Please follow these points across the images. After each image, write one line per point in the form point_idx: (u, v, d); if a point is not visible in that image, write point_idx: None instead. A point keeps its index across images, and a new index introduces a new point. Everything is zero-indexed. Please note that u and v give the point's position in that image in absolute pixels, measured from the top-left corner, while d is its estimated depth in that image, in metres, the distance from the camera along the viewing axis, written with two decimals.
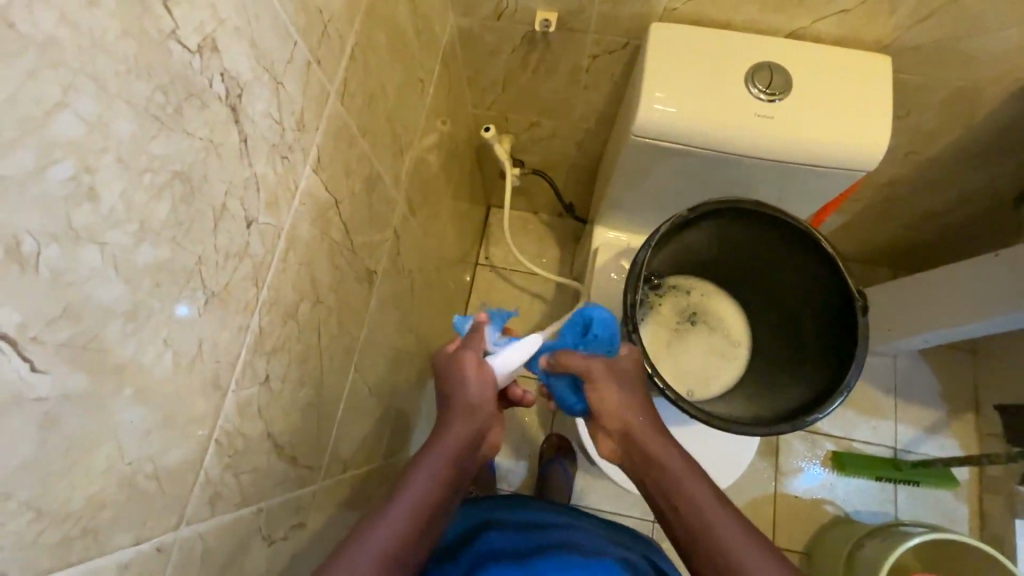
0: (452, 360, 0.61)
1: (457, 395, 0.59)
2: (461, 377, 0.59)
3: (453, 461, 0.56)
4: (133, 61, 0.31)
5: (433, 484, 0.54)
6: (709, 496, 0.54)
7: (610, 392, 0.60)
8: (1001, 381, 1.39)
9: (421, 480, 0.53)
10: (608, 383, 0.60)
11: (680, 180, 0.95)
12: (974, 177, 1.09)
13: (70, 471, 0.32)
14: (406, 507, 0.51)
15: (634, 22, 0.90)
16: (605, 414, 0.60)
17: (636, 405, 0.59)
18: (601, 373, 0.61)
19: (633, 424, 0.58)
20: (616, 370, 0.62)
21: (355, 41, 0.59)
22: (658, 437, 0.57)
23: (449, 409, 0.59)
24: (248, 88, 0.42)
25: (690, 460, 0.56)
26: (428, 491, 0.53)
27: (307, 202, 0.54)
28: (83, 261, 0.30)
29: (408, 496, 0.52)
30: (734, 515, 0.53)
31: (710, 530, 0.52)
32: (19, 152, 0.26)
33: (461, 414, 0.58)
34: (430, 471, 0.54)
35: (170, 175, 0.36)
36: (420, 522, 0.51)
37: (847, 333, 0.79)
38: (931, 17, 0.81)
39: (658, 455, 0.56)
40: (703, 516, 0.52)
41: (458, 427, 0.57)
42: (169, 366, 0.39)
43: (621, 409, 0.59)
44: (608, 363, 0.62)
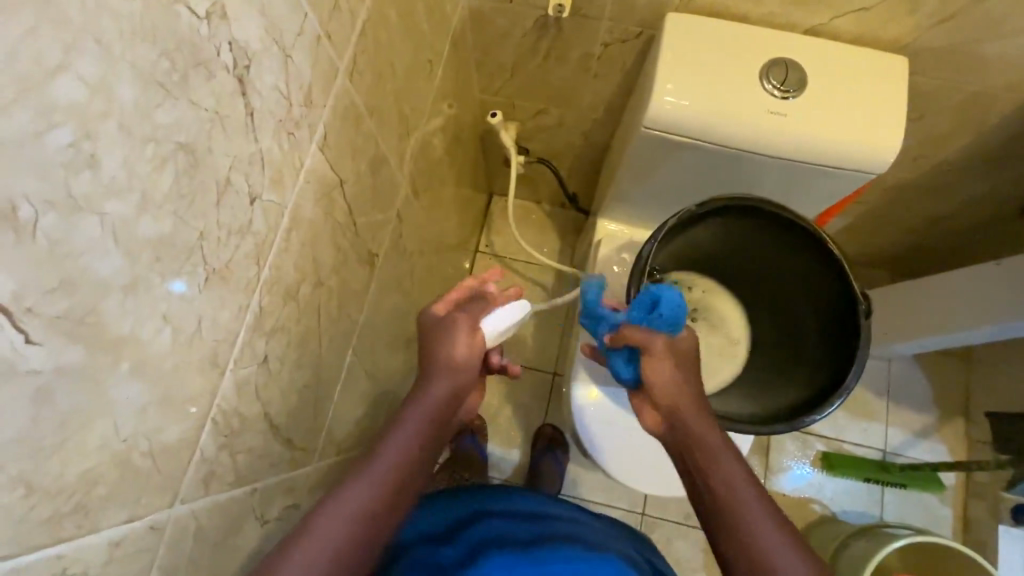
0: (443, 320, 0.61)
1: (443, 354, 0.58)
2: (446, 336, 0.59)
3: (433, 420, 0.55)
4: (138, 23, 0.30)
5: (411, 443, 0.53)
6: (744, 479, 0.53)
7: (664, 371, 0.59)
8: (993, 389, 1.40)
9: (399, 437, 0.53)
10: (666, 361, 0.60)
11: (687, 175, 0.94)
12: (981, 183, 1.09)
13: (64, 447, 0.31)
14: (388, 464, 0.50)
15: (649, 11, 0.89)
16: (656, 392, 0.60)
17: (689, 387, 0.59)
18: (661, 351, 0.60)
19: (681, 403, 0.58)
20: (677, 350, 0.61)
21: (366, 16, 0.58)
22: (703, 417, 0.57)
23: (434, 366, 0.58)
24: (256, 59, 0.41)
25: (729, 444, 0.55)
26: (408, 448, 0.52)
27: (312, 180, 0.53)
28: (81, 230, 0.29)
29: (391, 454, 0.51)
30: (764, 503, 0.51)
31: (736, 507, 0.51)
32: (17, 114, 0.25)
33: (442, 372, 0.57)
34: (413, 429, 0.54)
35: (174, 146, 0.34)
36: (400, 481, 0.50)
37: (849, 336, 0.79)
38: (951, 18, 0.80)
39: (698, 432, 0.56)
40: (735, 496, 0.51)
41: (438, 386, 0.56)
42: (167, 343, 0.38)
43: (673, 390, 0.59)
44: (668, 343, 0.61)
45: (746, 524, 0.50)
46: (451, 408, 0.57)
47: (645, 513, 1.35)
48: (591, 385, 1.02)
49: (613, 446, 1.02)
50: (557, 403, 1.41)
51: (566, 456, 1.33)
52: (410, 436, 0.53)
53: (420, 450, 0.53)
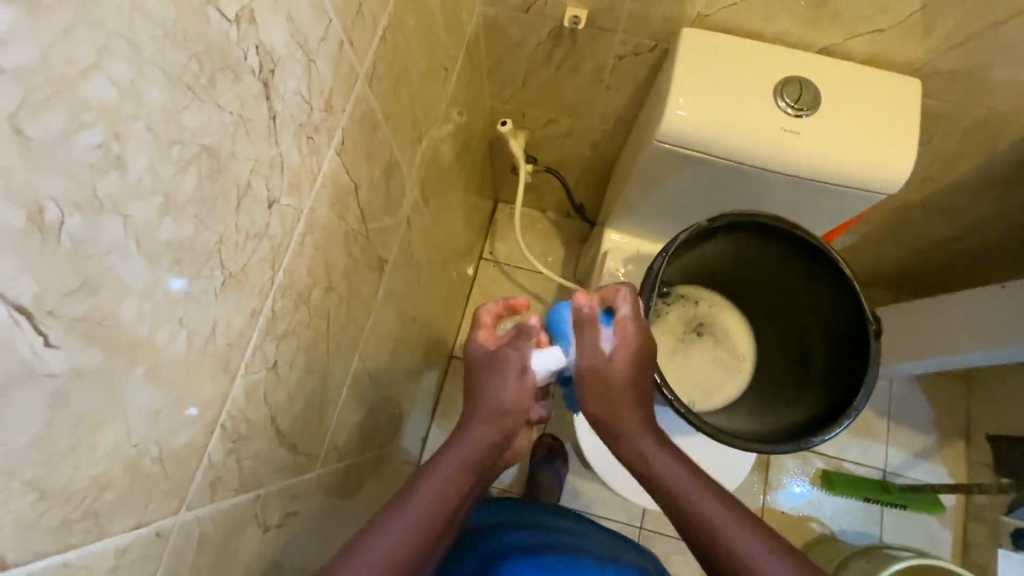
0: (493, 355, 0.57)
1: (491, 397, 0.55)
2: (498, 378, 0.55)
3: (472, 466, 0.53)
4: (170, 26, 0.30)
5: (446, 494, 0.50)
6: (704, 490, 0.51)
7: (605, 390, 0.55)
8: (995, 412, 1.39)
9: (435, 482, 0.51)
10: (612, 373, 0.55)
11: (696, 189, 0.94)
12: (988, 206, 1.09)
13: (75, 453, 0.31)
14: (419, 510, 0.49)
15: (664, 26, 0.89)
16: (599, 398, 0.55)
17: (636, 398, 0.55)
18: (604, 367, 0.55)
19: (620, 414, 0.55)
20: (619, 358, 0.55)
21: (387, 23, 0.58)
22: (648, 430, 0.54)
23: (479, 409, 0.55)
24: (281, 63, 0.41)
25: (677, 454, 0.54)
26: (442, 497, 0.50)
27: (328, 185, 0.53)
28: (106, 233, 0.29)
29: (423, 500, 0.49)
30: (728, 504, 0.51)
31: (695, 517, 0.50)
32: (47, 114, 0.24)
33: (486, 417, 0.54)
34: (448, 474, 0.51)
35: (198, 149, 0.34)
36: (431, 532, 0.48)
37: (858, 356, 0.78)
38: (965, 44, 0.80)
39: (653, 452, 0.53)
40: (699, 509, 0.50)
41: (481, 431, 0.54)
42: (182, 347, 0.37)
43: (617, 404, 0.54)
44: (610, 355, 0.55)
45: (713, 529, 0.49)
46: (492, 456, 0.54)
47: (643, 527, 1.34)
48: None
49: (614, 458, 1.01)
50: (557, 413, 1.40)
51: (565, 466, 1.33)
52: (449, 480, 0.51)
53: (457, 497, 0.51)
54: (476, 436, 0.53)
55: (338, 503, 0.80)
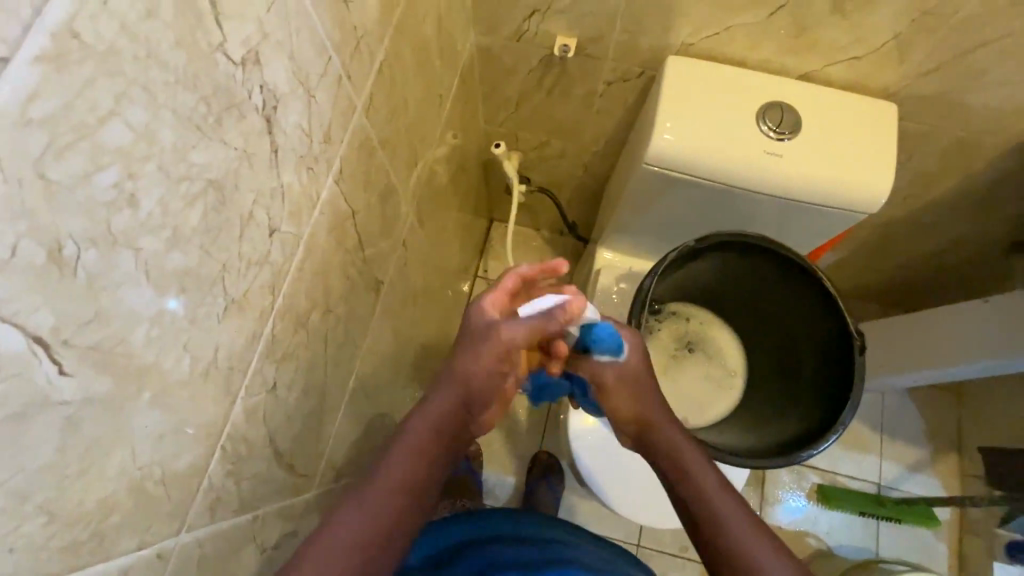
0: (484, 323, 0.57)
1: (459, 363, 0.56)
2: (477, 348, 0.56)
3: (435, 436, 0.54)
4: (182, 72, 0.32)
5: (411, 464, 0.52)
6: (715, 481, 0.55)
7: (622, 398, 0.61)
8: (986, 424, 1.41)
9: (400, 454, 0.52)
10: (620, 387, 0.61)
11: (685, 209, 0.97)
12: (969, 223, 1.12)
13: (83, 476, 0.32)
14: (384, 481, 0.51)
15: (650, 54, 0.93)
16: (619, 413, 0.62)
17: (649, 404, 0.61)
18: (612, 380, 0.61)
19: (644, 412, 0.61)
20: (629, 374, 0.61)
21: (383, 56, 0.60)
22: (668, 426, 0.60)
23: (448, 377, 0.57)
24: (283, 100, 0.43)
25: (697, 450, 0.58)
26: (405, 467, 0.52)
27: (326, 212, 0.55)
28: (118, 265, 0.30)
29: (387, 472, 0.51)
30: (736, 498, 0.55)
31: (708, 511, 0.54)
32: (70, 158, 0.26)
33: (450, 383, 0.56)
34: (411, 446, 0.53)
35: (205, 184, 0.36)
36: (395, 502, 0.50)
37: (844, 370, 0.80)
38: (937, 70, 0.84)
39: (669, 440, 0.59)
40: (709, 499, 0.54)
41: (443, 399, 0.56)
42: (186, 371, 0.39)
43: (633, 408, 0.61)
44: (619, 369, 0.61)
45: (717, 517, 0.53)
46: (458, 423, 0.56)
47: (639, 544, 1.34)
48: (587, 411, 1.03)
49: (609, 475, 1.02)
50: (552, 429, 1.40)
51: (561, 483, 1.33)
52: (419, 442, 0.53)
53: (422, 468, 0.52)
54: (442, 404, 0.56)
55: None
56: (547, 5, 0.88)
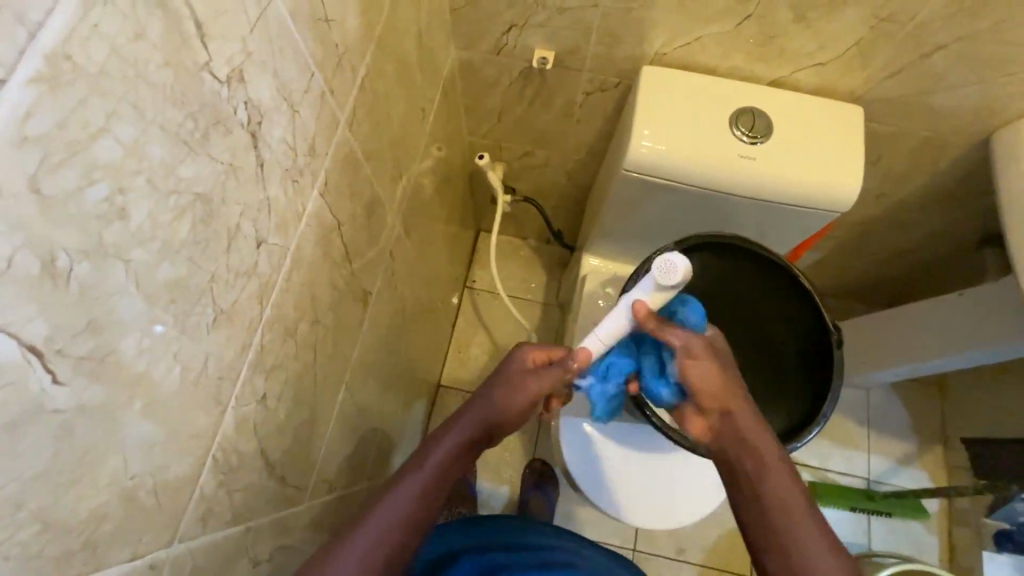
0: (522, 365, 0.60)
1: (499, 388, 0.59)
2: (511, 388, 0.58)
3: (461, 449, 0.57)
4: (170, 90, 0.33)
5: (437, 477, 0.55)
6: (802, 508, 0.49)
7: (710, 373, 0.51)
8: (968, 416, 1.44)
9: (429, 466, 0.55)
10: (709, 359, 0.52)
11: (666, 214, 0.99)
12: (940, 220, 1.16)
13: (77, 485, 0.32)
14: (411, 489, 0.53)
15: (626, 64, 0.95)
16: (700, 394, 0.51)
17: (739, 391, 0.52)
18: (703, 348, 0.53)
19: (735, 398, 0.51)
20: (717, 349, 0.53)
21: (365, 72, 0.62)
22: (759, 428, 0.50)
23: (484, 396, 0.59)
24: (268, 115, 0.44)
25: (788, 464, 0.50)
26: (430, 480, 0.54)
27: (312, 223, 0.56)
28: (110, 276, 0.31)
29: (413, 483, 0.54)
30: (825, 532, 0.48)
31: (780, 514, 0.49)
32: (62, 173, 0.27)
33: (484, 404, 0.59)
34: (439, 457, 0.56)
35: (192, 197, 0.37)
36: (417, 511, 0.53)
37: (823, 364, 0.84)
38: (899, 73, 0.87)
39: (755, 440, 0.50)
40: (794, 529, 0.48)
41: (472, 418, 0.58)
42: (177, 381, 0.39)
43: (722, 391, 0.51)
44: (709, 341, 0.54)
45: (800, 549, 0.48)
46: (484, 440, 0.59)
47: (636, 549, 1.34)
48: (579, 416, 1.04)
49: (603, 478, 1.03)
50: (545, 436, 1.41)
51: (556, 490, 1.33)
52: (438, 465, 0.55)
53: (446, 482, 0.55)
54: (473, 423, 0.58)
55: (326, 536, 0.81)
56: (524, 19, 0.91)
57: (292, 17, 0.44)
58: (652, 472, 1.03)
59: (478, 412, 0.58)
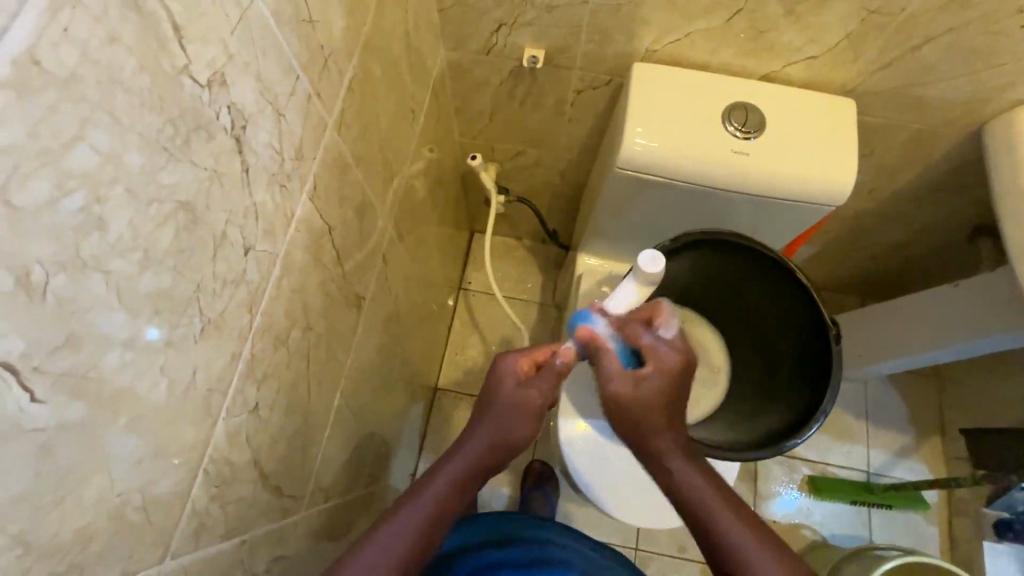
0: (519, 384, 0.58)
1: (496, 406, 0.57)
2: (511, 407, 0.57)
3: (468, 471, 0.55)
4: (147, 94, 0.32)
5: (444, 501, 0.53)
6: (732, 518, 0.50)
7: (626, 413, 0.54)
8: (966, 406, 1.44)
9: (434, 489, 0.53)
10: (627, 403, 0.54)
11: (660, 211, 0.99)
12: (933, 212, 1.16)
13: (61, 504, 0.31)
14: (416, 515, 0.52)
15: (617, 61, 0.95)
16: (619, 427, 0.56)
17: (658, 424, 0.54)
18: (622, 395, 0.55)
19: (642, 429, 0.54)
20: (640, 391, 0.54)
21: (353, 74, 0.61)
22: (675, 453, 0.53)
23: (484, 415, 0.57)
24: (252, 120, 0.43)
25: (714, 484, 0.52)
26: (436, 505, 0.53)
27: (302, 229, 0.55)
28: (89, 289, 0.30)
29: (416, 508, 0.52)
30: (756, 539, 0.49)
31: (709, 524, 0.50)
32: (35, 183, 0.26)
33: (485, 423, 0.57)
34: (444, 481, 0.54)
35: (175, 205, 0.36)
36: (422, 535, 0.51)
37: (822, 358, 0.83)
38: (890, 65, 0.87)
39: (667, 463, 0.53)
40: (727, 544, 0.49)
41: (478, 439, 0.56)
42: (164, 394, 0.38)
43: (638, 426, 0.54)
44: (631, 385, 0.55)
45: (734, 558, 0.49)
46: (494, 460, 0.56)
47: (638, 548, 1.34)
48: (577, 417, 1.03)
49: (602, 478, 1.02)
50: (544, 438, 1.40)
51: (556, 491, 1.33)
52: (443, 492, 0.53)
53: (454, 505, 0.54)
54: (478, 445, 0.56)
55: (323, 544, 0.80)
56: (513, 19, 0.90)
57: (275, 18, 0.43)
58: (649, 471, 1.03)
59: (483, 436, 0.56)
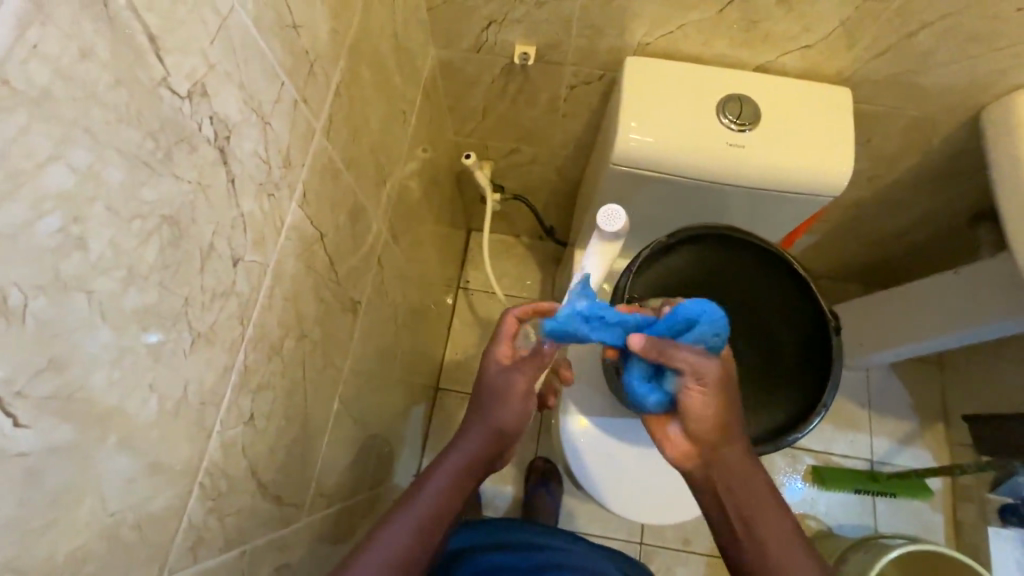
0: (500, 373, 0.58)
1: (489, 397, 0.57)
2: (499, 401, 0.57)
3: (464, 467, 0.55)
4: (124, 108, 0.31)
5: (444, 496, 0.53)
6: (781, 521, 0.52)
7: (713, 403, 0.53)
8: (968, 393, 1.44)
9: (434, 486, 0.54)
10: (717, 390, 0.52)
11: (657, 206, 0.98)
12: (933, 199, 1.15)
13: (51, 528, 0.31)
14: (421, 509, 0.52)
15: (610, 56, 0.94)
16: (695, 418, 0.54)
17: (733, 420, 0.54)
18: (714, 378, 0.52)
19: (726, 431, 0.54)
20: (730, 379, 0.53)
21: (340, 77, 0.60)
22: (743, 451, 0.54)
23: (476, 410, 0.58)
24: (236, 129, 0.42)
25: (773, 488, 0.54)
26: (436, 501, 0.53)
27: (293, 236, 0.54)
28: (71, 309, 0.30)
29: (418, 506, 0.52)
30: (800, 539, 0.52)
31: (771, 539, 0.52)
32: (9, 205, 0.26)
33: (478, 418, 0.57)
34: (441, 479, 0.54)
35: (158, 220, 0.35)
36: (427, 531, 0.52)
37: (820, 351, 0.84)
38: (886, 52, 0.86)
39: (739, 469, 0.53)
40: (783, 550, 0.51)
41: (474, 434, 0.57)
42: (154, 411, 0.38)
43: (719, 418, 0.53)
44: (723, 370, 0.52)
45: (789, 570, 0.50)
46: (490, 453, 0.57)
47: (644, 541, 1.34)
48: (580, 414, 1.02)
49: (605, 476, 1.02)
50: (546, 435, 1.40)
51: (560, 488, 1.33)
52: (441, 490, 0.54)
53: (456, 501, 0.54)
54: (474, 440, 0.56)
55: (326, 550, 0.80)
56: (503, 15, 0.89)
57: (256, 24, 0.43)
58: (649, 468, 1.02)
59: (476, 430, 0.57)
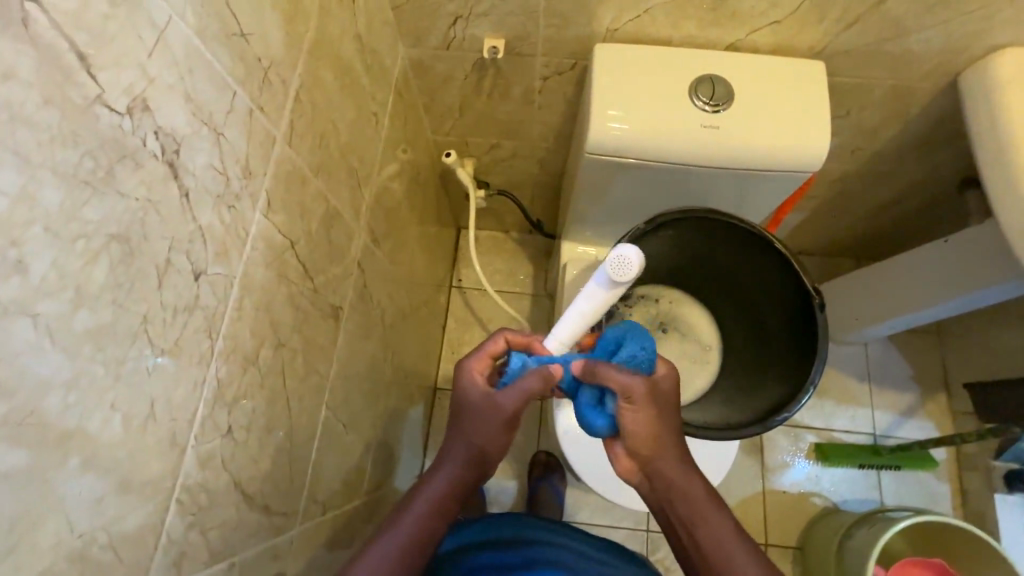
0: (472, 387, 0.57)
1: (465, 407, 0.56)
2: (475, 418, 0.55)
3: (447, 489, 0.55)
4: (56, 130, 0.31)
5: (424, 521, 0.53)
6: (728, 529, 0.52)
7: (644, 420, 0.52)
8: (968, 361, 1.43)
9: (414, 512, 0.53)
10: (646, 406, 0.52)
11: (638, 192, 0.97)
12: (917, 168, 1.14)
13: (13, 552, 0.31)
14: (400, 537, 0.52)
15: (580, 43, 0.93)
16: (632, 438, 0.53)
17: (669, 433, 0.53)
18: (641, 395, 0.52)
19: (659, 446, 0.53)
20: (658, 392, 0.53)
21: (299, 82, 0.60)
22: (682, 467, 0.53)
23: (456, 430, 0.57)
24: (186, 142, 0.42)
25: (713, 493, 0.53)
26: (417, 526, 0.52)
27: (260, 246, 0.54)
28: (15, 334, 0.30)
29: (398, 532, 0.52)
30: (748, 545, 0.51)
31: (717, 545, 0.51)
32: None
33: (457, 435, 0.56)
34: (422, 505, 0.54)
35: (106, 239, 0.35)
36: (409, 555, 0.51)
37: (808, 329, 0.81)
38: (855, 23, 0.85)
39: (678, 481, 0.53)
40: (727, 555, 0.50)
41: (455, 454, 0.56)
42: (118, 430, 0.38)
43: (654, 435, 0.52)
44: (650, 385, 0.52)
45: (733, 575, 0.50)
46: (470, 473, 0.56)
47: (650, 529, 1.34)
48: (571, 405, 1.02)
49: (601, 466, 1.02)
50: (546, 429, 1.40)
51: (562, 481, 1.32)
52: (421, 513, 0.53)
53: (435, 526, 0.53)
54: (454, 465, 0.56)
55: (326, 557, 0.80)
56: (468, 10, 0.89)
57: (200, 35, 0.42)
58: None
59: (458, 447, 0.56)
